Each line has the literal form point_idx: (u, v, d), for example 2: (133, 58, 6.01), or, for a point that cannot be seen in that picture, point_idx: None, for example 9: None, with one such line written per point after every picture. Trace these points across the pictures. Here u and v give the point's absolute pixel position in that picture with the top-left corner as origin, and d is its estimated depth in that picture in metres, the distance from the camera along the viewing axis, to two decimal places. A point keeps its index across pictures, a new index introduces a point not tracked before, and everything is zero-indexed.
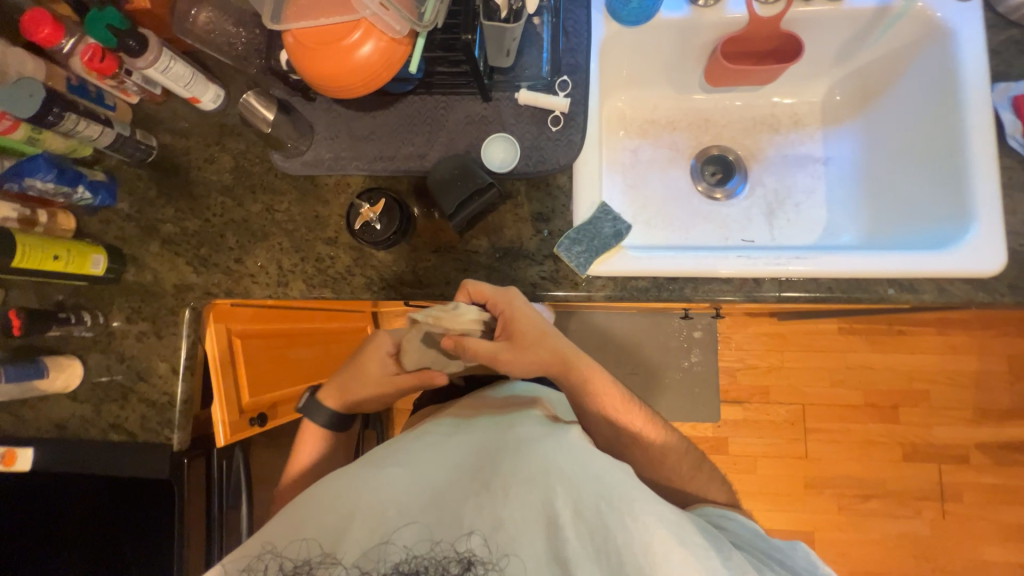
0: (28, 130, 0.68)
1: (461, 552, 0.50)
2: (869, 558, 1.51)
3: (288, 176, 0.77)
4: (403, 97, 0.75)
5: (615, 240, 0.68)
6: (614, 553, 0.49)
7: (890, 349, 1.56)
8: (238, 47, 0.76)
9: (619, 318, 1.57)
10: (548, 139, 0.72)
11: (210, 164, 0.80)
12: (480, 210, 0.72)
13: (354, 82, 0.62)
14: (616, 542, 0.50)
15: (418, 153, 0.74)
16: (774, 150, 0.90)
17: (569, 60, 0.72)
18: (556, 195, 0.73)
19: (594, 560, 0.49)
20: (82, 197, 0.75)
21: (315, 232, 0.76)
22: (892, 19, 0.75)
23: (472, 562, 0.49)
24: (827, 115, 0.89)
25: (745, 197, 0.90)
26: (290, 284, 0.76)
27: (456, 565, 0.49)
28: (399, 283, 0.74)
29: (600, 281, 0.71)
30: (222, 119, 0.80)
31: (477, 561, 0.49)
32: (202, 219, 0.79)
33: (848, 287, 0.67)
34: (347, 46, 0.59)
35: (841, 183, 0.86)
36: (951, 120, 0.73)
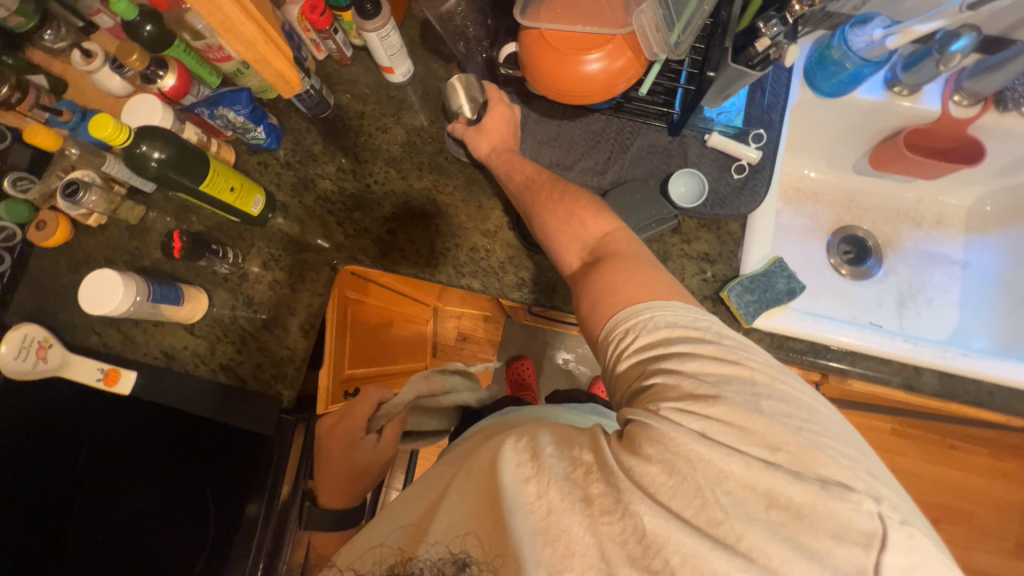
0: (237, 63, 0.69)
1: (456, 552, 0.47)
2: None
3: (460, 162, 0.78)
4: (592, 113, 0.76)
5: (789, 297, 0.68)
6: (558, 494, 0.43)
7: (940, 461, 1.54)
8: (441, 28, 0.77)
9: None
10: (729, 185, 0.73)
11: (381, 132, 0.81)
12: (650, 238, 0.73)
13: (569, 92, 0.63)
14: (550, 486, 0.44)
15: (596, 169, 0.75)
16: (913, 244, 0.91)
17: (764, 115, 0.74)
18: (725, 240, 0.73)
19: (541, 507, 0.43)
20: (257, 136, 0.75)
21: (475, 221, 0.76)
22: None
23: (467, 563, 0.46)
24: (971, 222, 0.90)
25: (878, 280, 0.91)
26: (439, 267, 0.76)
27: (450, 567, 0.46)
28: (551, 290, 0.74)
29: (758, 334, 0.70)
30: (402, 93, 0.82)
31: (472, 562, 0.45)
32: (362, 183, 0.79)
33: (1008, 396, 0.69)
34: (579, 58, 0.61)
35: (979, 290, 0.87)
36: None
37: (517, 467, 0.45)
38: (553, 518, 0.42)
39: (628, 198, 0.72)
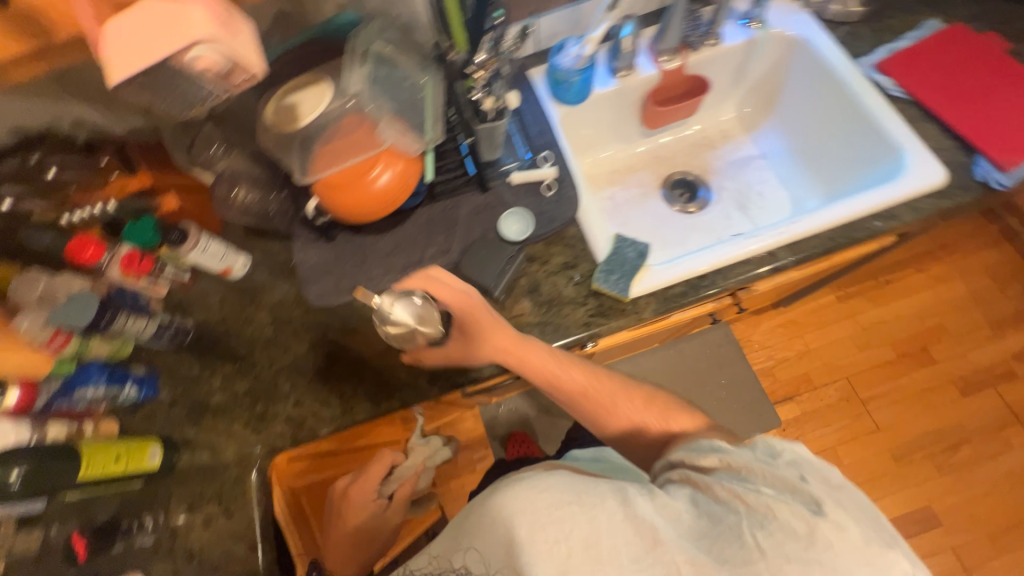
0: (77, 341, 0.70)
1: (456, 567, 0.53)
2: (983, 498, 1.47)
3: (329, 309, 0.83)
4: (414, 210, 0.85)
5: (642, 259, 0.75)
6: (599, 547, 0.48)
7: (888, 299, 1.67)
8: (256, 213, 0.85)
9: (645, 358, 1.61)
10: (548, 203, 0.83)
11: (249, 324, 0.84)
12: (515, 277, 0.80)
13: (374, 205, 0.73)
14: (594, 537, 0.49)
15: (442, 250, 0.82)
16: (720, 161, 1.07)
17: (541, 141, 0.88)
18: (573, 244, 0.81)
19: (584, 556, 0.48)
20: (129, 394, 0.75)
21: (367, 350, 0.79)
22: (760, 44, 0.95)
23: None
24: (747, 124, 1.08)
25: (716, 202, 1.04)
26: (356, 408, 0.76)
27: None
28: (463, 367, 0.77)
29: (643, 300, 0.76)
30: (253, 281, 0.87)
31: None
32: (252, 377, 0.80)
33: (843, 233, 0.77)
34: (369, 178, 0.70)
35: (784, 168, 1.03)
36: (838, 91, 0.89)
37: (551, 514, 0.50)
38: (575, 562, 0.47)
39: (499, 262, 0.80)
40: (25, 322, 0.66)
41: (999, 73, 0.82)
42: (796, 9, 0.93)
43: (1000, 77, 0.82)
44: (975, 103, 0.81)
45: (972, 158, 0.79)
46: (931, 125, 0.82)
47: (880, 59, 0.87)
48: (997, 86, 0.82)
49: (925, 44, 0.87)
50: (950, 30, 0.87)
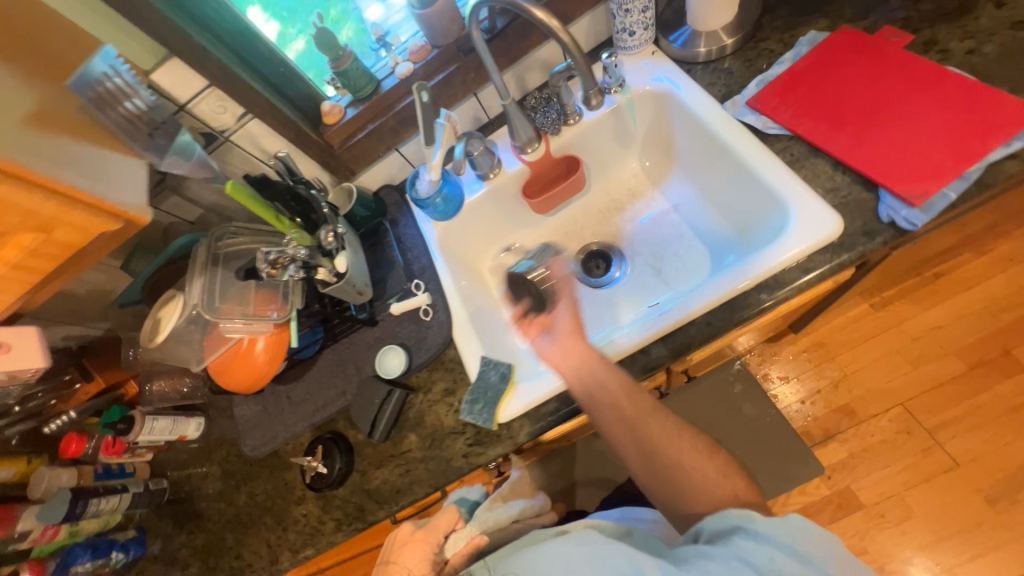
0: (67, 526, 0.86)
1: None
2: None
3: (259, 460, 0.91)
4: (318, 354, 0.92)
5: (504, 382, 0.73)
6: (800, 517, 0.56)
7: (942, 297, 1.36)
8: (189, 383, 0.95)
9: None
10: (428, 328, 0.85)
11: (206, 478, 0.96)
12: (398, 411, 0.81)
13: (261, 370, 0.78)
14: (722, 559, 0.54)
15: (342, 391, 0.88)
16: (631, 225, 0.99)
17: (419, 266, 0.91)
18: (451, 367, 0.82)
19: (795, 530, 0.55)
20: (117, 558, 0.90)
21: (287, 498, 0.86)
22: (627, 105, 0.89)
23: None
24: (654, 177, 0.99)
25: (630, 271, 0.96)
26: (279, 558, 0.82)
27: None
28: (361, 511, 0.79)
29: (517, 422, 0.73)
30: (208, 438, 0.99)
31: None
32: (208, 530, 0.91)
33: (725, 313, 0.68)
34: (246, 348, 0.77)
35: (698, 218, 0.92)
36: (713, 139, 0.79)
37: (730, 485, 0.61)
38: None
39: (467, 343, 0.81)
40: (22, 522, 0.82)
41: (899, 79, 0.68)
42: (654, 62, 0.87)
43: (901, 84, 0.68)
44: (870, 123, 0.67)
45: (874, 194, 0.65)
46: (819, 161, 0.69)
47: (752, 94, 0.77)
48: (898, 96, 0.67)
49: (804, 64, 0.75)
50: (833, 40, 0.74)
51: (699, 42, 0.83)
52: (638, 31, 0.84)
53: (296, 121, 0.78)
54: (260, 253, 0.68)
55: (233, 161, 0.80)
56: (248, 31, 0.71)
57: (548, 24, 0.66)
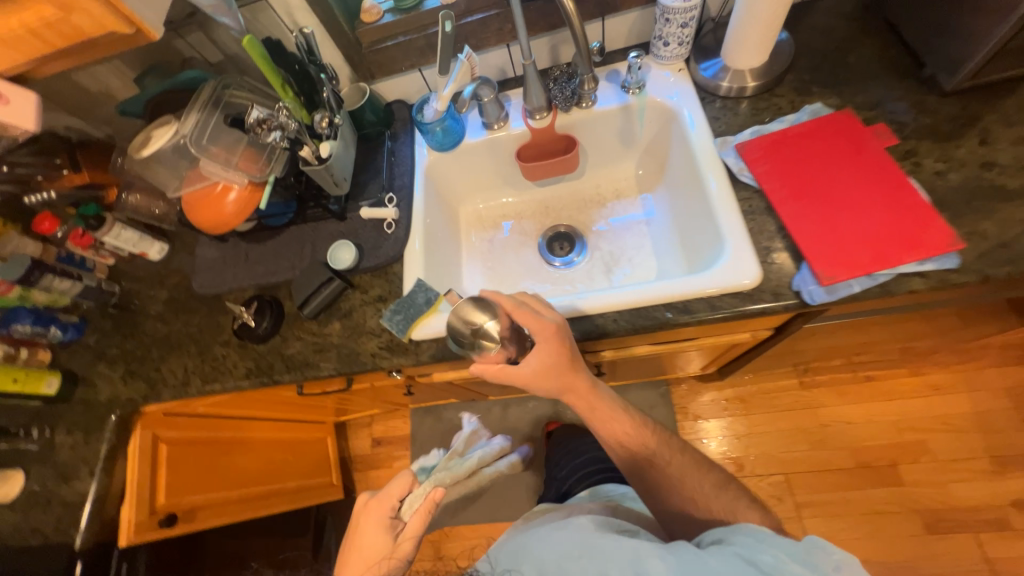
0: (19, 289, 0.94)
1: None
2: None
3: (203, 298, 1.00)
4: (284, 227, 0.99)
5: (427, 305, 0.81)
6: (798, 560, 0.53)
7: (863, 399, 1.45)
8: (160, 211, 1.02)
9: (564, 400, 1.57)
10: (385, 239, 0.92)
11: (152, 297, 1.04)
12: (332, 299, 0.89)
13: (226, 218, 0.85)
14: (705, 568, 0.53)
15: (293, 266, 0.96)
16: (604, 221, 1.06)
17: (398, 183, 0.97)
18: (392, 279, 0.90)
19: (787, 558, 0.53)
20: (54, 334, 0.99)
21: (214, 337, 0.95)
22: (638, 110, 0.93)
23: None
24: (642, 186, 1.05)
25: (586, 261, 1.03)
26: (190, 383, 0.92)
27: None
28: (272, 369, 0.88)
29: (426, 343, 0.82)
30: (166, 265, 1.07)
31: None
32: (139, 340, 1.01)
33: (630, 317, 0.75)
34: (219, 193, 0.83)
35: (661, 236, 0.98)
36: (694, 168, 0.84)
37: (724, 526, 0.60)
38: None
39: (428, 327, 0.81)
40: None
41: (868, 175, 0.73)
42: (676, 79, 0.90)
43: (866, 178, 0.73)
44: (824, 203, 0.73)
45: (797, 264, 0.71)
46: (769, 220, 0.75)
47: (743, 140, 0.81)
48: (858, 188, 0.72)
49: (799, 130, 0.79)
50: (833, 118, 0.78)
51: (726, 78, 0.86)
52: (671, 44, 0.87)
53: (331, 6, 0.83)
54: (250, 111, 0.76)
55: (264, 22, 0.84)
56: None
57: (569, 12, 0.72)
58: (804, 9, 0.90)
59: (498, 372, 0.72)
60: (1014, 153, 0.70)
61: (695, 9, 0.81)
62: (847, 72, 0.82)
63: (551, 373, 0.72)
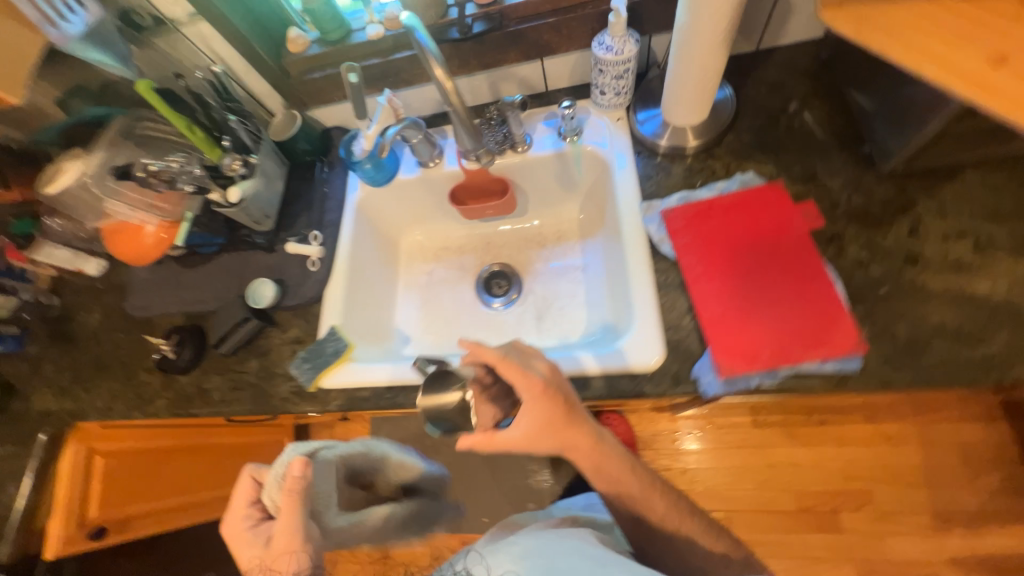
0: None
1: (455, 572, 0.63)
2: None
3: (135, 320, 1.00)
4: (215, 254, 0.98)
5: (335, 357, 0.80)
6: None
7: (812, 443, 1.43)
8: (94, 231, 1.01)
9: None
10: (308, 277, 0.91)
11: (90, 313, 1.05)
12: (249, 337, 0.88)
13: (144, 252, 0.85)
14: None
15: (219, 296, 0.95)
16: (542, 263, 1.03)
17: (327, 218, 0.95)
18: (311, 321, 0.89)
19: None
20: None
21: (141, 362, 0.96)
22: (573, 158, 0.89)
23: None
24: (584, 230, 1.02)
25: (519, 304, 1.01)
26: (114, 407, 0.94)
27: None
28: (189, 402, 0.89)
29: (335, 393, 0.82)
30: (106, 280, 1.08)
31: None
32: (74, 356, 1.02)
33: None
34: (134, 228, 0.82)
35: (595, 286, 0.96)
36: (619, 230, 0.81)
37: None
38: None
39: (359, 381, 0.80)
40: None
41: (785, 261, 0.69)
42: (614, 129, 0.86)
43: (782, 263, 0.69)
44: (736, 288, 0.70)
45: (701, 349, 0.69)
46: (681, 298, 0.73)
47: (670, 206, 0.78)
48: (772, 275, 0.69)
49: (726, 202, 0.75)
50: (762, 192, 0.74)
51: (663, 134, 0.82)
52: (608, 94, 0.82)
53: (249, 40, 0.79)
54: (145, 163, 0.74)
55: (182, 52, 0.81)
56: None
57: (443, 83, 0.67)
58: (757, 62, 0.84)
59: (486, 440, 0.66)
60: (941, 249, 0.66)
61: (630, 61, 0.76)
62: (789, 137, 0.78)
63: (550, 428, 0.67)
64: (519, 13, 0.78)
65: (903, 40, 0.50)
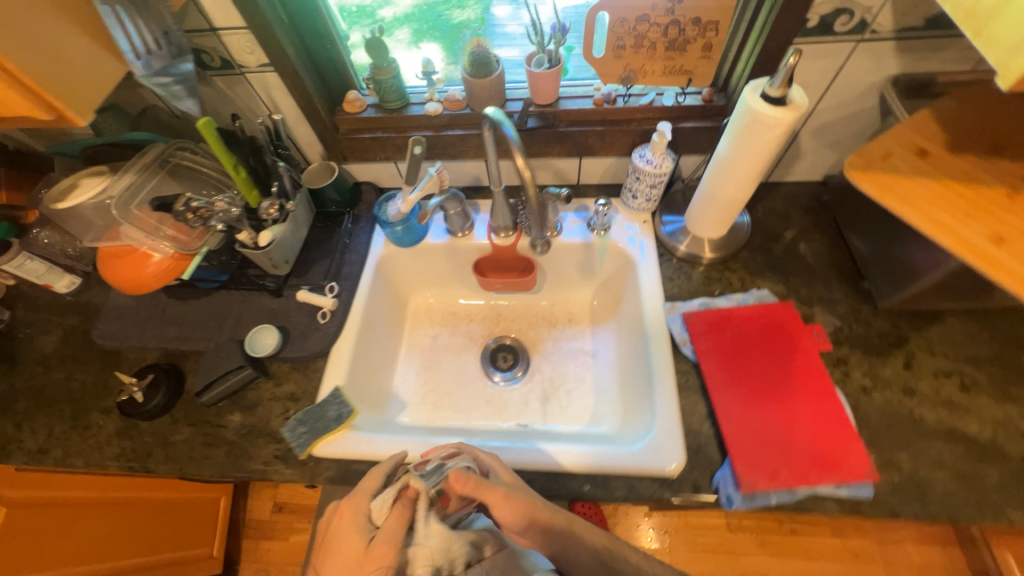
0: None
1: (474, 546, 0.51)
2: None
3: (98, 348, 0.90)
4: (213, 289, 0.92)
5: (336, 423, 0.74)
6: None
7: (784, 552, 1.42)
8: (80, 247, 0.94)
9: None
10: (315, 329, 0.86)
11: (43, 334, 0.93)
12: (237, 386, 0.81)
13: (141, 282, 0.77)
14: None
15: (207, 335, 0.87)
16: (551, 342, 1.03)
17: (345, 270, 0.92)
18: (311, 376, 0.83)
19: None
20: None
21: (96, 399, 0.84)
22: (599, 248, 0.94)
23: None
24: (595, 316, 1.04)
25: (525, 382, 1.00)
26: (49, 451, 0.80)
27: None
28: (147, 455, 0.78)
29: (325, 463, 0.74)
30: (73, 301, 0.98)
31: None
32: (7, 383, 0.87)
33: (546, 482, 0.71)
34: (140, 256, 0.76)
35: (603, 374, 0.97)
36: (642, 324, 0.85)
37: None
38: None
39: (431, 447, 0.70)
40: None
41: (799, 378, 0.73)
42: (640, 229, 0.92)
43: (797, 379, 0.73)
44: (756, 400, 0.72)
45: (720, 457, 0.70)
46: (700, 401, 0.74)
47: (691, 309, 0.82)
48: (791, 390, 0.72)
49: (743, 312, 0.80)
50: (776, 308, 0.80)
51: (683, 240, 0.89)
52: (639, 199, 0.90)
53: (312, 94, 0.81)
54: (185, 198, 0.71)
55: (241, 94, 0.82)
56: (314, 7, 0.75)
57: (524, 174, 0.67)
58: (767, 192, 0.95)
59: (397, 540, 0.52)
60: (934, 386, 0.72)
61: (665, 176, 0.83)
62: (796, 262, 0.86)
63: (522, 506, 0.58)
64: (570, 118, 0.86)
65: (925, 212, 0.57)
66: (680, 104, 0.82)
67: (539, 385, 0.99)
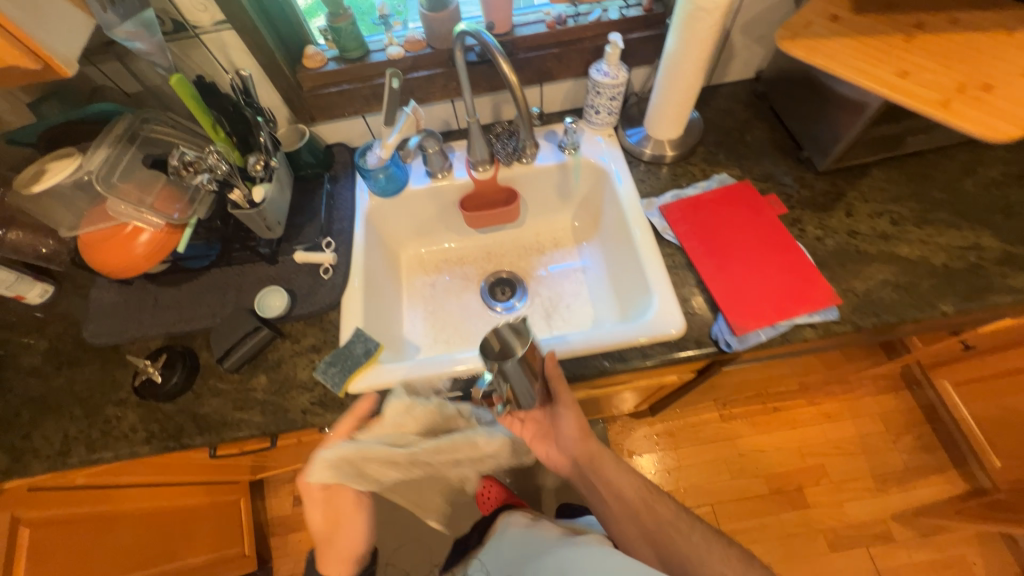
0: None
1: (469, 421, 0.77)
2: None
3: (95, 348, 0.87)
4: (204, 269, 0.92)
5: (366, 357, 0.77)
6: None
7: (770, 427, 1.61)
8: (47, 251, 0.90)
9: None
10: (321, 284, 0.88)
11: (27, 349, 0.89)
12: (256, 349, 0.82)
13: (131, 263, 0.76)
14: None
15: (210, 312, 0.87)
16: (543, 267, 1.10)
17: (337, 226, 0.94)
18: (328, 327, 0.86)
19: None
20: None
21: (108, 394, 0.83)
22: (573, 168, 1.01)
23: None
24: (578, 236, 1.12)
25: (527, 305, 1.06)
26: (70, 451, 0.78)
27: None
28: (180, 431, 0.78)
29: (364, 397, 0.78)
30: (50, 312, 0.94)
31: None
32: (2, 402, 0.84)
33: (572, 366, 0.78)
34: (127, 235, 0.75)
35: (596, 283, 1.05)
36: (625, 224, 0.93)
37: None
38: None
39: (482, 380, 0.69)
40: None
41: (768, 239, 0.84)
42: (608, 144, 1.00)
43: (766, 241, 0.84)
44: (737, 263, 0.82)
45: (715, 314, 0.80)
46: (690, 274, 0.84)
47: (665, 202, 0.91)
48: (762, 250, 0.83)
49: (712, 196, 0.90)
50: (738, 187, 0.91)
51: (648, 144, 0.97)
52: (602, 113, 0.97)
53: (273, 50, 0.81)
54: (178, 153, 0.74)
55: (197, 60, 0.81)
56: None
57: (509, 78, 0.74)
58: (709, 94, 1.05)
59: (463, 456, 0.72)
60: (871, 224, 0.86)
61: (621, 86, 0.91)
62: (745, 148, 0.97)
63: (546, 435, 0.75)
64: (527, 45, 0.91)
65: (845, 61, 0.67)
66: (625, 16, 0.89)
67: (540, 305, 1.05)
